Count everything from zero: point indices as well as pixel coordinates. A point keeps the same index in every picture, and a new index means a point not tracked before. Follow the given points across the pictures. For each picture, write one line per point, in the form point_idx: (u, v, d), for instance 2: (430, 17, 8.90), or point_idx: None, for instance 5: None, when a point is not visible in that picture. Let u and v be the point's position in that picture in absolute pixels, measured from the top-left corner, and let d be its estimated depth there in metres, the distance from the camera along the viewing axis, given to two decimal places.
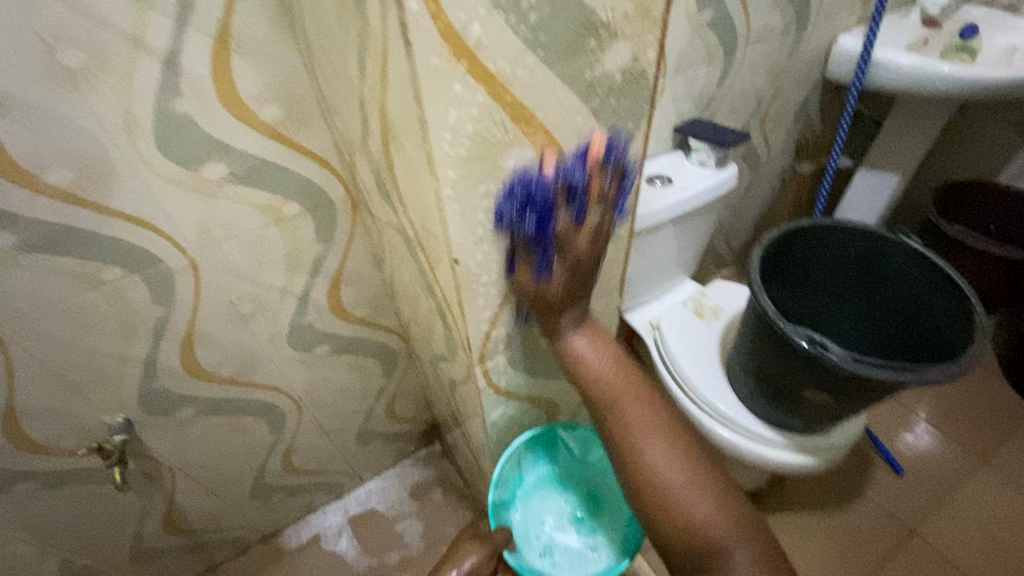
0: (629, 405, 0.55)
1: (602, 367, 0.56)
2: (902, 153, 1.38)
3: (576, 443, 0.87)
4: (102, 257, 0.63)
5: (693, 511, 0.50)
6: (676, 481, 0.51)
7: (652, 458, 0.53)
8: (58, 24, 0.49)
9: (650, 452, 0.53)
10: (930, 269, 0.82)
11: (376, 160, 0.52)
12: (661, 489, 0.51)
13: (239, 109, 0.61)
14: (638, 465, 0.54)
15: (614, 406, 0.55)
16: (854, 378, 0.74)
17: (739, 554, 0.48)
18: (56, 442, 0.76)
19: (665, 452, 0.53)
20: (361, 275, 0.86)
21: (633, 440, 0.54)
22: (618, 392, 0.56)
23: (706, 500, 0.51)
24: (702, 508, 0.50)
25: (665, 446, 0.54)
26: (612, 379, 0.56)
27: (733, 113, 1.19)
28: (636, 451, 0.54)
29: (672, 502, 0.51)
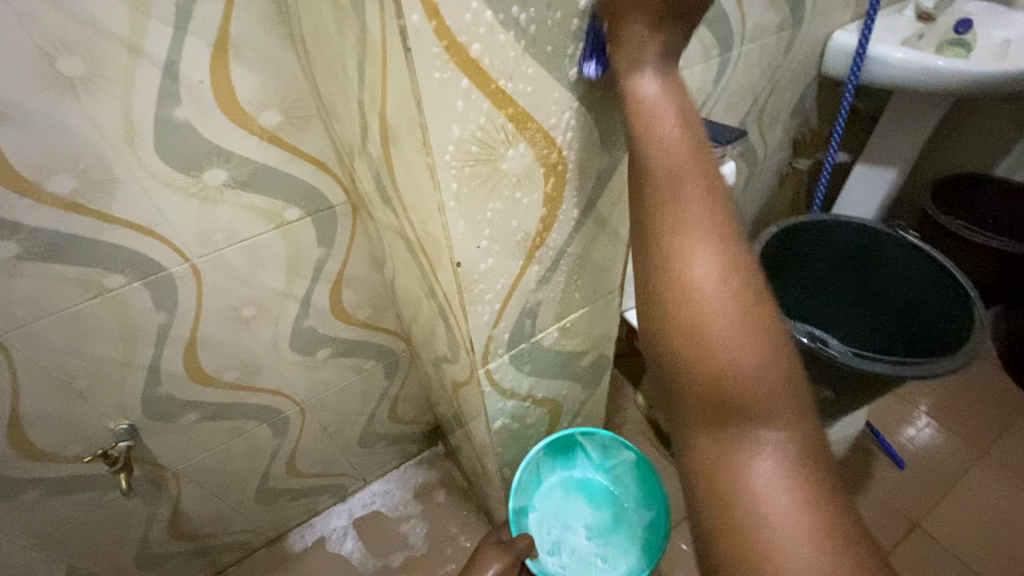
0: (686, 198, 0.38)
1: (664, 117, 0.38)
2: (899, 147, 1.39)
3: (593, 449, 0.89)
4: (104, 264, 0.64)
5: (737, 354, 0.35)
6: (717, 317, 0.36)
7: (702, 274, 0.36)
8: (58, 34, 0.49)
9: (704, 262, 0.36)
10: (929, 265, 0.82)
11: (377, 163, 0.53)
12: (700, 330, 0.36)
13: (238, 115, 0.61)
14: (680, 282, 0.37)
15: (655, 137, 0.38)
16: (854, 374, 0.74)
17: (772, 453, 0.35)
18: (61, 449, 0.77)
19: (724, 315, 0.36)
20: (362, 278, 0.87)
21: (680, 274, 0.37)
22: (666, 163, 0.38)
23: (759, 357, 0.35)
24: (753, 356, 0.35)
25: (728, 290, 0.36)
26: (672, 142, 0.38)
27: (730, 110, 1.19)
28: (681, 274, 0.37)
29: (716, 348, 0.36)
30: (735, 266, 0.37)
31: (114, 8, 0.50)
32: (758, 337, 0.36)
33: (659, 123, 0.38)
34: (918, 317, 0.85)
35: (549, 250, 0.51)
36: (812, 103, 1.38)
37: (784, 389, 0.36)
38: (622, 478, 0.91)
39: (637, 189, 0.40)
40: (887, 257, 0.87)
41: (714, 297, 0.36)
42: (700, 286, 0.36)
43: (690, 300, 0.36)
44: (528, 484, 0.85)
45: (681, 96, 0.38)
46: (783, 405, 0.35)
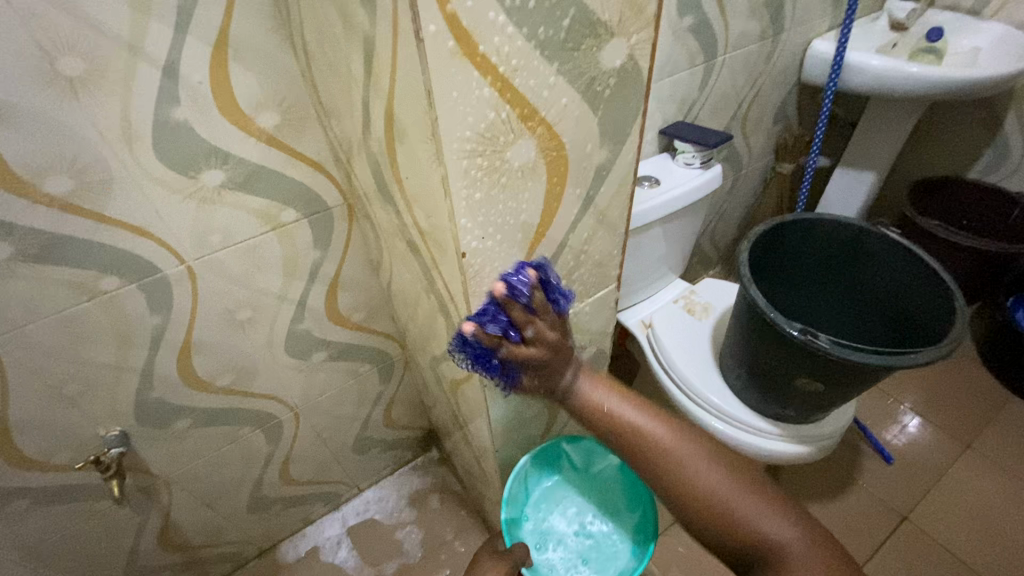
0: (695, 475, 0.53)
1: (637, 419, 0.56)
2: (878, 151, 1.43)
3: (580, 455, 0.90)
4: (100, 266, 0.63)
5: (716, 493, 0.52)
6: (698, 475, 0.53)
7: (696, 472, 0.53)
8: (58, 33, 0.50)
9: (699, 466, 0.54)
10: (909, 259, 0.85)
11: (378, 161, 0.54)
12: (693, 490, 0.53)
13: (237, 116, 0.62)
14: (715, 522, 0.52)
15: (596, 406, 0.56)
16: (843, 365, 0.76)
17: (795, 555, 0.49)
18: (51, 457, 0.75)
19: (696, 458, 0.54)
20: (358, 280, 0.87)
21: (661, 450, 0.55)
22: (621, 424, 0.56)
23: (751, 499, 0.52)
24: (753, 506, 0.52)
25: (679, 440, 0.55)
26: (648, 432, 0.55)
27: (715, 116, 1.22)
28: (691, 485, 0.53)
29: (727, 510, 0.52)
30: (701, 453, 0.54)
31: (115, 9, 0.51)
32: (722, 468, 0.54)
33: (622, 412, 0.56)
34: (901, 310, 0.87)
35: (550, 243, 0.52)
36: (793, 109, 1.42)
37: (754, 484, 0.54)
38: (609, 484, 0.91)
39: (609, 438, 0.57)
40: (871, 252, 0.89)
41: (738, 515, 0.51)
42: (709, 493, 0.52)
43: (694, 492, 0.53)
44: (518, 493, 0.86)
45: (609, 325, 0.51)
46: (784, 522, 0.51)
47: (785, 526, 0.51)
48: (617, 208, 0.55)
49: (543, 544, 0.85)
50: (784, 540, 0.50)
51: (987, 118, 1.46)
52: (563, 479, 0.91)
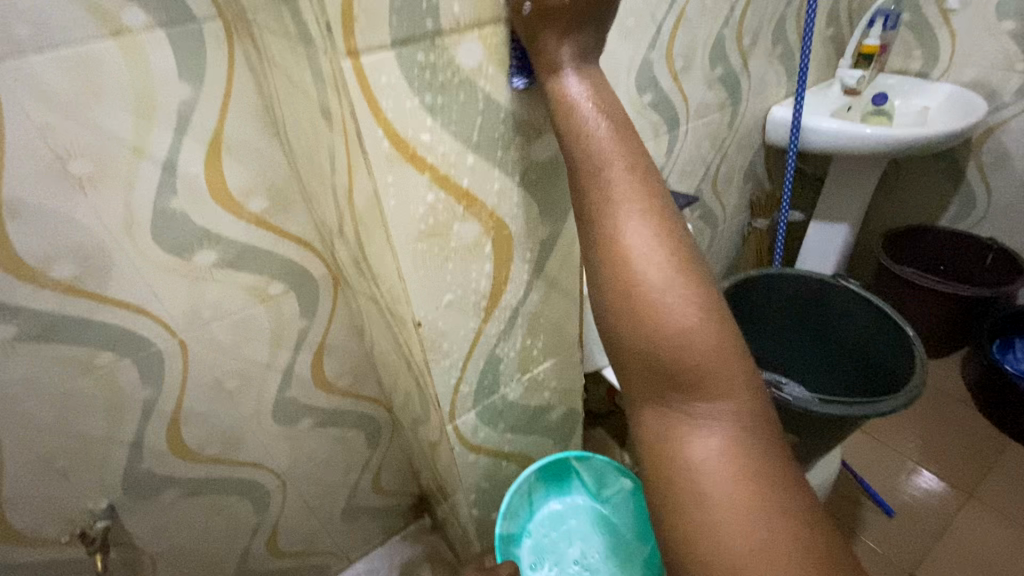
0: (646, 266, 0.41)
1: (645, 246, 0.41)
2: (847, 205, 1.50)
3: (591, 475, 0.83)
4: (97, 342, 0.68)
5: (683, 349, 0.40)
6: (682, 338, 0.40)
7: (646, 271, 0.41)
8: (70, 140, 0.57)
9: (649, 261, 0.41)
10: (871, 310, 0.89)
11: (352, 240, 0.59)
12: (669, 351, 0.40)
13: (228, 202, 0.68)
14: (647, 317, 0.40)
15: (593, 166, 0.41)
16: (812, 417, 0.78)
17: (718, 432, 0.40)
18: (38, 531, 0.76)
19: (688, 315, 0.40)
20: (343, 346, 0.91)
21: (648, 295, 0.41)
22: (624, 230, 0.41)
23: (703, 341, 0.40)
24: (702, 341, 0.40)
25: (679, 291, 0.41)
26: (620, 187, 0.42)
27: (685, 178, 1.30)
28: (664, 337, 0.40)
29: (669, 328, 0.40)
30: (699, 300, 0.41)
31: (122, 117, 0.58)
32: (708, 353, 0.41)
33: (629, 218, 0.41)
34: (868, 357, 0.90)
35: (505, 309, 0.56)
36: (761, 168, 1.50)
37: (728, 373, 0.41)
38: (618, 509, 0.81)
39: (592, 212, 0.42)
40: (834, 302, 0.93)
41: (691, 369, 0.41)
42: (681, 365, 0.41)
43: (662, 346, 0.40)
44: (519, 513, 0.80)
45: (657, 234, 0.41)
46: (731, 379, 0.41)
47: (718, 418, 0.40)
48: (568, 274, 0.59)
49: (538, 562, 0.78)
50: (720, 412, 0.40)
51: (949, 170, 1.54)
52: (571, 502, 0.84)
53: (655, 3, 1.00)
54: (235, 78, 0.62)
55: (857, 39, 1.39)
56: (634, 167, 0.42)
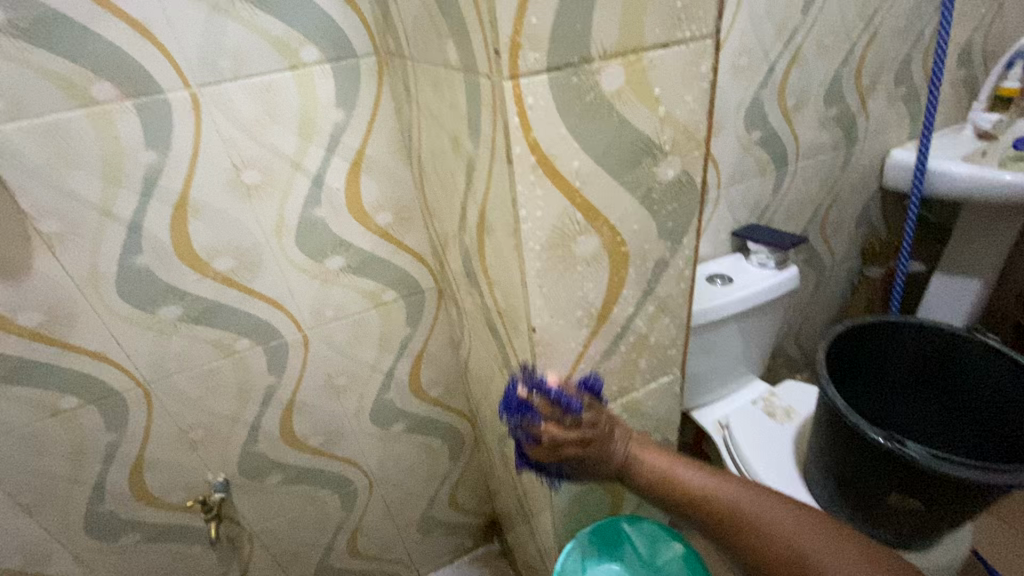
0: (718, 491, 0.53)
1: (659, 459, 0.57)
2: (981, 258, 1.35)
3: (643, 542, 0.74)
4: (238, 329, 0.77)
5: (771, 525, 0.50)
6: (767, 518, 0.51)
7: (722, 491, 0.53)
8: (246, 154, 0.67)
9: (730, 486, 0.54)
10: (1012, 368, 0.79)
11: (470, 253, 0.63)
12: (769, 534, 0.50)
13: (362, 214, 0.76)
14: (744, 527, 0.51)
15: (658, 469, 0.57)
16: (941, 481, 0.69)
17: None
18: (166, 495, 0.86)
19: (748, 495, 0.53)
20: (439, 357, 0.96)
21: (710, 495, 0.54)
22: (661, 470, 0.56)
23: (783, 512, 0.51)
24: (780, 518, 0.50)
25: (723, 481, 0.54)
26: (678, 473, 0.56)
27: (790, 219, 1.25)
28: (733, 509, 0.52)
29: (758, 522, 0.51)
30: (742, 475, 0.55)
31: (288, 136, 0.68)
32: (805, 525, 0.50)
33: (682, 474, 0.56)
34: (1008, 422, 0.80)
35: (612, 326, 0.57)
36: (876, 214, 1.41)
37: (807, 513, 0.51)
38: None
39: (694, 506, 0.54)
40: (967, 359, 0.84)
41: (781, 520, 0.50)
42: (769, 526, 0.50)
43: (779, 550, 0.49)
44: None
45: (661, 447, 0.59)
46: (825, 533, 0.49)
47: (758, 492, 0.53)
48: (677, 297, 0.59)
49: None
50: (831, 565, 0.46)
51: None
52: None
53: (769, 44, 1.00)
54: (380, 106, 0.71)
55: (993, 82, 1.28)
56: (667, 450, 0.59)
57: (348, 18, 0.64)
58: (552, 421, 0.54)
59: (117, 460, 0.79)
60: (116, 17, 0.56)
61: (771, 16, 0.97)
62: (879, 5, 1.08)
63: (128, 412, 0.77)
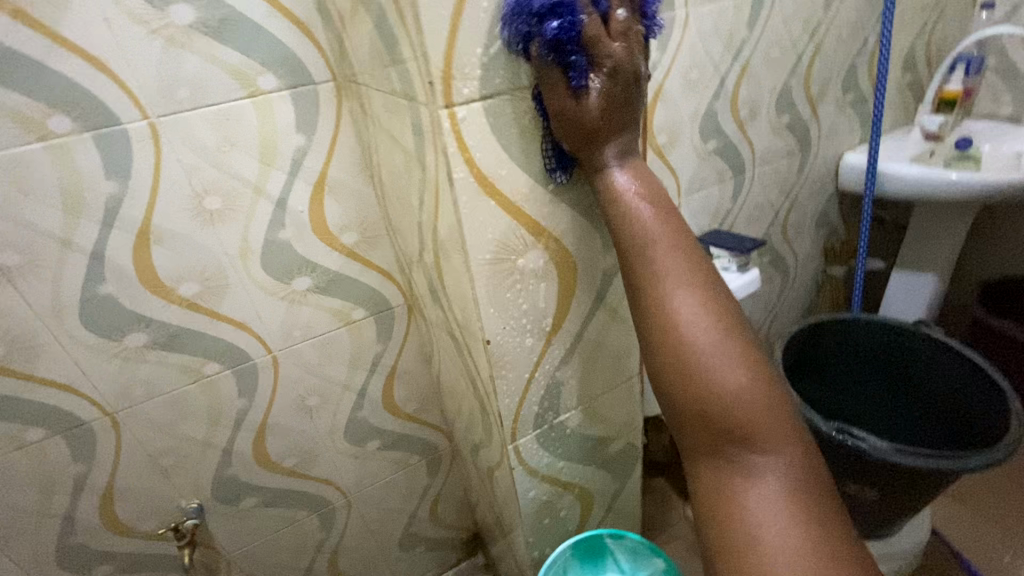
0: (682, 301, 0.45)
1: (641, 219, 0.47)
2: (933, 253, 1.41)
3: (627, 558, 0.76)
4: (207, 354, 0.78)
5: (720, 378, 0.44)
6: (734, 395, 0.44)
7: (684, 307, 0.45)
8: (208, 181, 0.68)
9: (693, 309, 0.45)
10: (957, 359, 0.83)
11: (432, 269, 0.65)
12: (724, 404, 0.44)
13: (326, 235, 0.78)
14: (689, 356, 0.45)
15: (657, 270, 0.46)
16: (894, 470, 0.73)
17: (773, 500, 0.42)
18: (138, 524, 0.85)
19: (727, 362, 0.44)
20: (411, 372, 0.97)
21: (663, 290, 0.46)
22: (665, 269, 0.46)
23: (741, 372, 0.44)
24: (734, 376, 0.44)
25: (688, 280, 0.46)
26: (649, 233, 0.47)
27: (751, 223, 1.30)
28: (681, 333, 0.45)
29: (707, 364, 0.44)
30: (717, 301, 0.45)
31: (249, 162, 0.69)
32: (739, 365, 0.44)
33: (680, 308, 0.45)
34: (957, 410, 0.84)
35: (567, 335, 0.59)
36: (834, 215, 1.46)
37: (759, 374, 0.45)
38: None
39: (638, 279, 0.47)
40: (918, 352, 0.88)
41: (725, 375, 0.44)
42: (718, 382, 0.44)
43: (693, 361, 0.45)
44: None
45: (640, 174, 0.48)
46: (767, 416, 0.44)
47: (716, 336, 0.45)
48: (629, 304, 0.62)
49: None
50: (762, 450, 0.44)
51: None
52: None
53: (719, 58, 1.04)
54: (340, 129, 0.73)
55: (936, 85, 1.35)
56: (658, 209, 0.48)
57: (304, 47, 0.66)
58: (603, 33, 0.41)
59: (86, 491, 0.78)
60: (73, 54, 0.57)
61: (719, 31, 1.01)
62: (821, 18, 1.14)
63: (95, 441, 0.76)
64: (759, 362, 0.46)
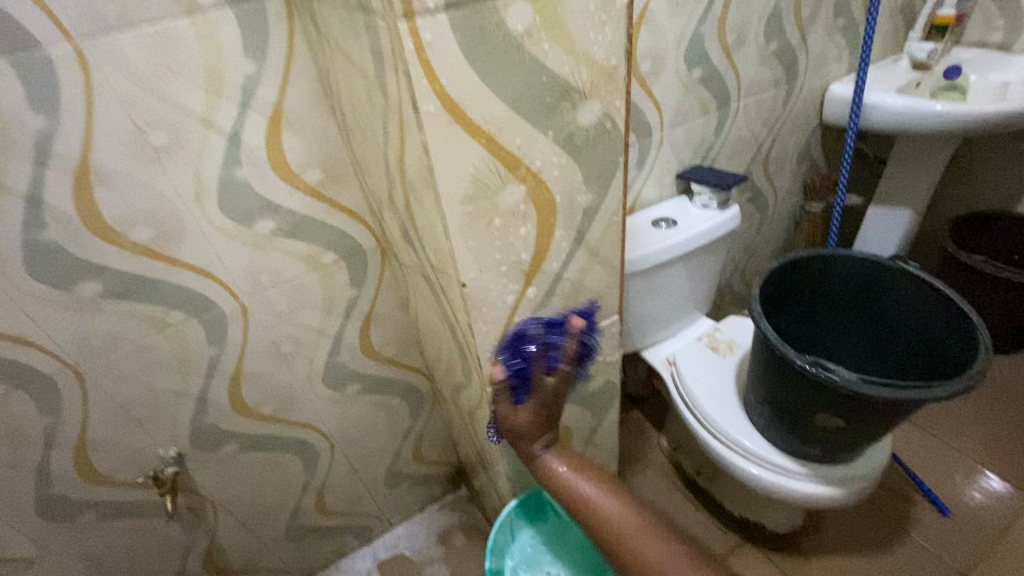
0: (593, 501, 0.61)
1: (569, 475, 0.64)
2: (911, 188, 1.41)
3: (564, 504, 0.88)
4: (169, 303, 0.74)
5: (631, 541, 0.57)
6: (645, 548, 0.57)
7: (598, 504, 0.61)
8: (150, 114, 0.62)
9: (602, 502, 0.61)
10: (929, 293, 0.85)
11: (403, 210, 0.62)
12: (640, 558, 0.56)
13: (288, 174, 0.72)
14: (604, 530, 0.60)
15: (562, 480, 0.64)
16: (861, 400, 0.75)
17: None
18: (116, 474, 0.84)
19: (631, 527, 0.58)
20: (388, 317, 0.95)
21: (582, 496, 0.62)
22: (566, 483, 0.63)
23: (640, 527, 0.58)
24: (637, 535, 0.58)
25: (595, 481, 0.63)
26: (575, 481, 0.63)
27: (734, 158, 1.27)
28: (596, 518, 0.60)
29: (619, 533, 0.58)
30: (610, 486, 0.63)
31: (195, 92, 0.63)
32: (643, 527, 0.58)
33: (589, 496, 0.62)
34: (924, 343, 0.86)
35: (546, 276, 0.57)
36: (816, 149, 1.44)
37: (662, 530, 0.58)
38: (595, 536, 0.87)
39: (582, 518, 0.62)
40: (891, 286, 0.89)
41: (630, 535, 0.58)
42: (625, 537, 0.58)
43: (610, 533, 0.59)
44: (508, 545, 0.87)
45: (572, 456, 0.66)
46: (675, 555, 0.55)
47: (605, 501, 0.61)
48: (609, 244, 0.60)
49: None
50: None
51: None
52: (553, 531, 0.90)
53: None
54: (295, 54, 0.66)
55: (929, 10, 1.30)
56: (581, 464, 0.65)
57: None
58: None
59: (57, 444, 0.77)
60: None
61: None
62: None
63: (59, 395, 0.73)
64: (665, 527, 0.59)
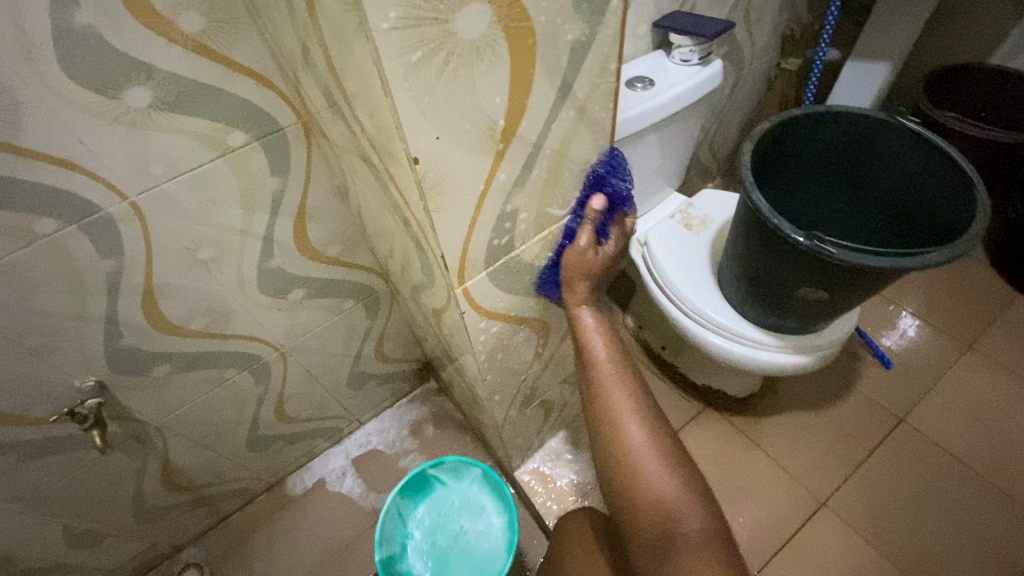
0: (613, 392, 0.61)
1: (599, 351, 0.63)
2: (894, 38, 1.30)
3: (448, 473, 1.00)
4: (29, 207, 0.57)
5: (632, 442, 0.58)
6: (642, 451, 0.57)
7: (615, 399, 0.61)
8: None
9: (619, 396, 0.61)
10: (928, 151, 0.78)
11: (320, 62, 0.46)
12: (635, 461, 0.56)
13: (150, 16, 0.52)
14: (612, 424, 0.60)
15: (618, 415, 0.60)
16: (851, 271, 0.71)
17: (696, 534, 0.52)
18: (26, 412, 0.72)
19: (636, 424, 0.59)
20: (326, 209, 0.80)
21: (606, 393, 0.61)
22: (610, 379, 0.62)
23: (643, 433, 0.58)
24: (639, 438, 0.58)
25: (619, 378, 0.62)
26: (610, 392, 0.62)
27: (714, 4, 1.09)
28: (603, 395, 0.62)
29: (622, 430, 0.59)
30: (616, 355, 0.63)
31: None
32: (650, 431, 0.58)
33: (601, 370, 0.63)
34: (913, 205, 0.82)
35: (523, 147, 0.45)
36: None
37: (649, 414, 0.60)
38: (475, 495, 0.99)
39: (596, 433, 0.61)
40: (888, 145, 0.82)
41: (649, 467, 0.56)
42: (627, 434, 0.58)
43: (612, 416, 0.60)
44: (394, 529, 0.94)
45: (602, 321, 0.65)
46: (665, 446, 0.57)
47: (625, 404, 0.60)
48: (598, 100, 0.47)
49: (423, 564, 0.93)
50: (687, 519, 0.52)
51: None
52: (436, 500, 1.00)
53: None
54: None
55: None
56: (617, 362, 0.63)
57: None
58: None
59: None
60: None
61: None
62: None
63: None
64: (654, 412, 0.61)
